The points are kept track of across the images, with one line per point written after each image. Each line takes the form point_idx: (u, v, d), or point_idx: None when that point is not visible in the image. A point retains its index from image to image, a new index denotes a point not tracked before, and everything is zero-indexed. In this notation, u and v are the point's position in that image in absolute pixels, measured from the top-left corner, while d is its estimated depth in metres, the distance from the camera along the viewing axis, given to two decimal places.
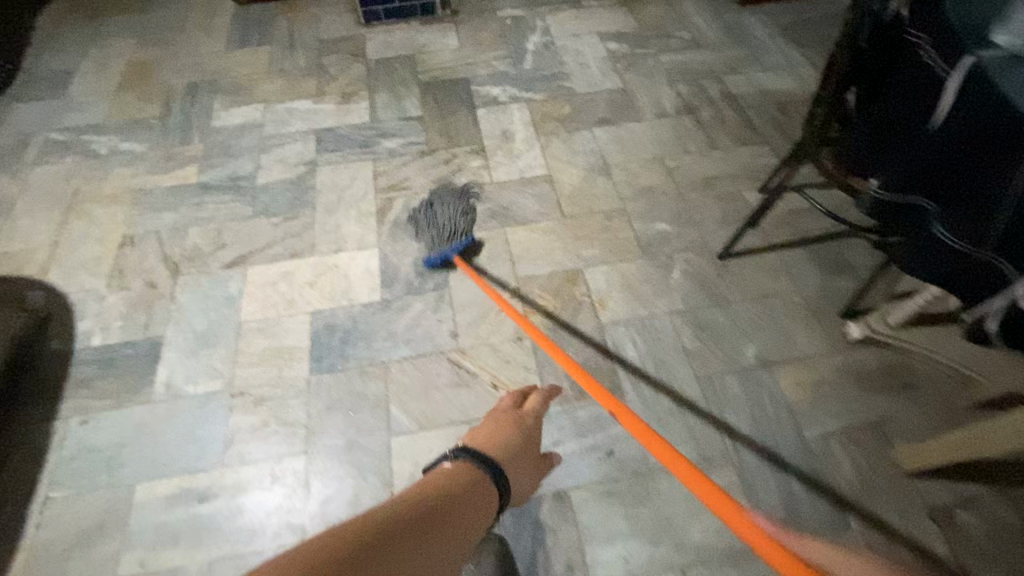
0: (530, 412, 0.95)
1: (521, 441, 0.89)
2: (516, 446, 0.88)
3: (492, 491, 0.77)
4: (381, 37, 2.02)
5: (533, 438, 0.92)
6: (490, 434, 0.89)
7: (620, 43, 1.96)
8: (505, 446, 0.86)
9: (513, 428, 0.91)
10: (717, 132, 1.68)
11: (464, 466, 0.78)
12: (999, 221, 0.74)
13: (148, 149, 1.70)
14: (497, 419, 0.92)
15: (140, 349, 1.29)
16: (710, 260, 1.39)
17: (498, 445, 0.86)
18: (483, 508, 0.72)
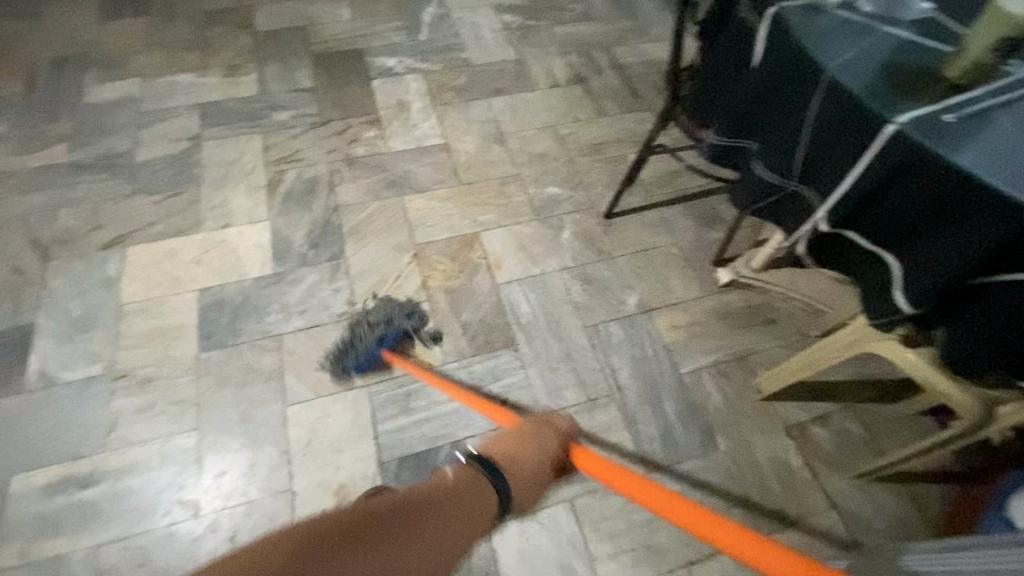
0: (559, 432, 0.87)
1: (533, 461, 0.80)
2: (531, 457, 0.81)
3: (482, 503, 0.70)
4: (270, 8, 1.94)
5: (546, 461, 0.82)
6: (512, 440, 0.82)
7: (515, 15, 2.00)
8: (519, 470, 0.77)
9: (532, 448, 0.82)
10: (605, 100, 1.77)
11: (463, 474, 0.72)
12: (800, 151, 0.82)
13: (9, 129, 1.57)
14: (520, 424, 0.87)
15: (7, 338, 1.21)
16: (597, 220, 1.48)
17: (509, 453, 0.80)
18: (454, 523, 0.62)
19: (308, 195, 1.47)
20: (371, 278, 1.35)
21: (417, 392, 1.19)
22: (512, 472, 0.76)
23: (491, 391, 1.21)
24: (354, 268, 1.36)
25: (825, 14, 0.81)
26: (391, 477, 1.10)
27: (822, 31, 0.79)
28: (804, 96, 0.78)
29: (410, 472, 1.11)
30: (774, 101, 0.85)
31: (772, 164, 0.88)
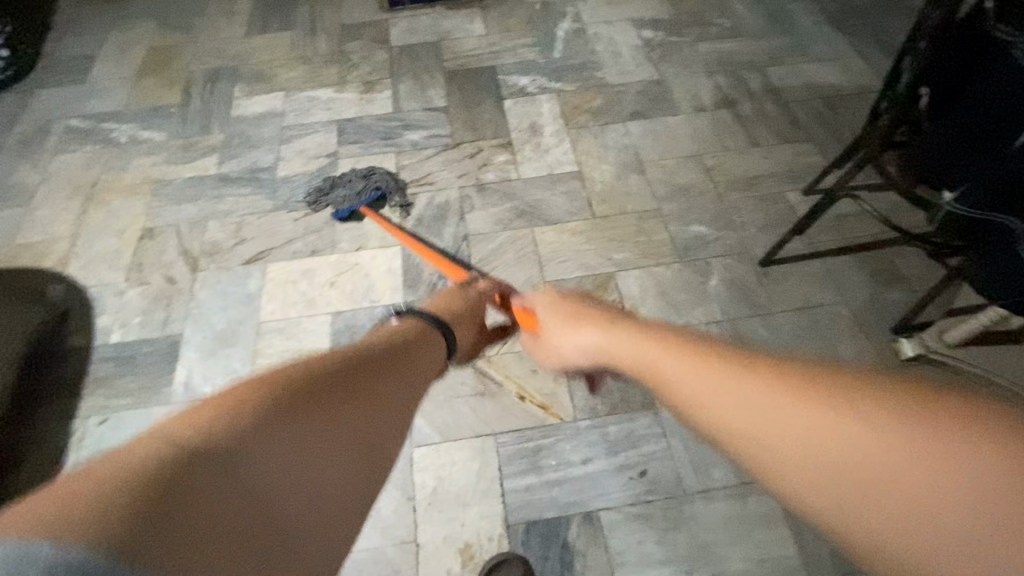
0: (476, 288, 1.03)
1: (466, 308, 0.95)
2: (467, 308, 0.95)
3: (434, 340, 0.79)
4: (405, 23, 1.94)
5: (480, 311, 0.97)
6: (444, 299, 0.95)
7: (655, 31, 1.86)
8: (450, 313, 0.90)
9: (461, 301, 0.96)
10: (758, 127, 1.59)
11: (412, 327, 0.78)
12: None
13: (168, 138, 1.66)
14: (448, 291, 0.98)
15: (158, 347, 1.25)
16: (750, 267, 1.31)
17: (449, 307, 0.93)
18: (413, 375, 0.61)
19: (439, 221, 1.44)
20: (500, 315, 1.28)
21: (547, 449, 1.10)
22: (452, 320, 0.89)
23: (629, 458, 1.08)
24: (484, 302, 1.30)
25: None
26: (519, 544, 1.01)
27: None
28: None
29: (539, 540, 1.01)
30: None
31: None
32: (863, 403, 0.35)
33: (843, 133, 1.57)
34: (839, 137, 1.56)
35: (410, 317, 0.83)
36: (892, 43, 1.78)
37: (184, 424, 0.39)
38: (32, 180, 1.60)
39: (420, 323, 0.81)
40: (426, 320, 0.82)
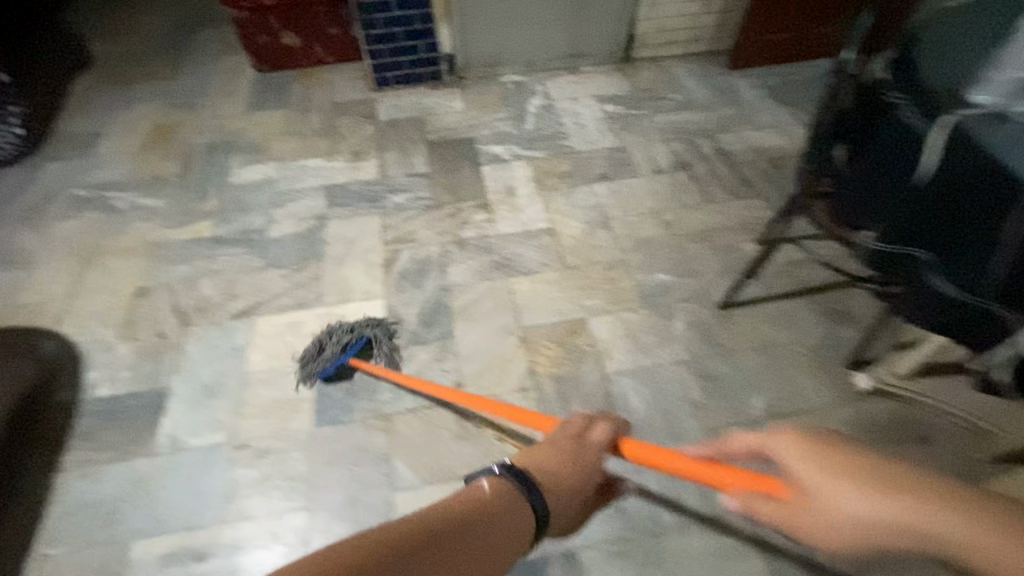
0: (593, 450, 0.80)
1: (572, 475, 0.75)
2: (569, 470, 0.75)
3: (528, 513, 0.67)
4: (391, 100, 2.14)
5: (578, 464, 0.77)
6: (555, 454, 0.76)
7: (616, 105, 2.07)
8: (551, 476, 0.73)
9: (564, 450, 0.78)
10: (711, 186, 1.75)
11: (505, 487, 0.67)
12: (996, 272, 0.77)
13: (166, 204, 1.77)
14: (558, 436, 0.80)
15: (145, 400, 1.29)
16: (710, 310, 1.42)
17: (551, 469, 0.74)
18: (513, 538, 0.63)
19: (421, 274, 1.54)
20: (479, 361, 1.34)
21: None
22: (550, 484, 0.72)
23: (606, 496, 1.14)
24: (463, 348, 1.37)
25: (1009, 121, 0.75)
26: None
27: (1012, 143, 0.73)
28: (1002, 216, 0.74)
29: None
30: (953, 215, 0.79)
31: (958, 276, 0.82)
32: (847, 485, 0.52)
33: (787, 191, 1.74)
34: (783, 194, 1.73)
35: (509, 483, 0.68)
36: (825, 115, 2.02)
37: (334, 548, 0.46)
38: (33, 246, 1.68)
39: (507, 489, 0.67)
40: (527, 486, 0.69)
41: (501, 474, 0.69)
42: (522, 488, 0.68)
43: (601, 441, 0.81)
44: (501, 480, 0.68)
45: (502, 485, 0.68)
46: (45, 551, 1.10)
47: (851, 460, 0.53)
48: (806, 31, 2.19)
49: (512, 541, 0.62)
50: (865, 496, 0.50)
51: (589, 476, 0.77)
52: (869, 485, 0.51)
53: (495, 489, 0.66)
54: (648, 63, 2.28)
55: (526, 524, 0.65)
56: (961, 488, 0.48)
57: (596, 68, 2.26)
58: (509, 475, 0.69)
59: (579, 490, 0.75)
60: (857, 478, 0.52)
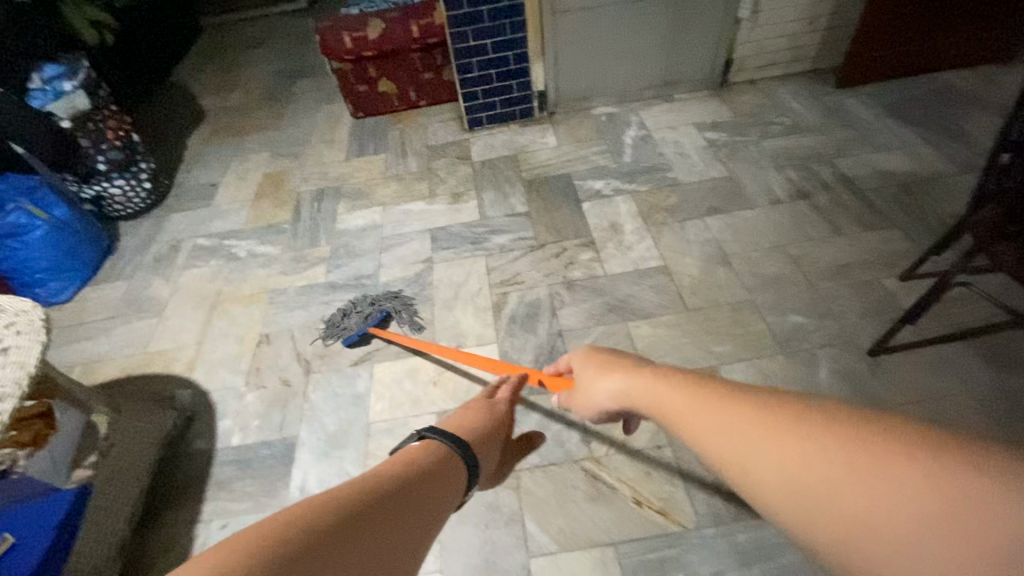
0: (502, 402, 0.93)
1: (489, 426, 0.86)
2: (489, 423, 0.86)
3: (461, 471, 0.75)
4: (484, 140, 2.16)
5: (500, 426, 0.88)
6: (469, 412, 0.88)
7: (717, 133, 1.98)
8: (477, 432, 0.84)
9: (480, 412, 0.88)
10: (837, 216, 1.61)
11: (432, 445, 0.76)
12: None
13: (280, 251, 1.85)
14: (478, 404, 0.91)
15: (275, 449, 1.31)
16: (858, 357, 1.28)
17: (473, 427, 0.84)
18: (446, 487, 0.70)
19: (532, 318, 1.50)
20: None
21: (672, 560, 1.05)
22: (478, 440, 0.82)
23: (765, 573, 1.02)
24: None
25: None
26: None
27: None
28: None
29: None
30: None
31: None
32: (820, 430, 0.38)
33: (928, 219, 1.57)
34: (924, 222, 1.56)
35: (435, 439, 0.77)
36: (960, 132, 1.84)
37: (288, 518, 0.49)
38: (165, 294, 1.80)
39: (441, 446, 0.76)
40: (455, 441, 0.78)
41: (427, 436, 0.78)
42: (456, 449, 0.77)
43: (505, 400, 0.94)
44: (433, 441, 0.77)
45: (434, 444, 0.77)
46: None
47: (779, 413, 0.42)
48: (927, 43, 2.02)
49: (452, 488, 0.71)
50: (920, 483, 0.32)
51: (503, 429, 0.89)
52: (862, 437, 0.35)
53: (430, 448, 0.75)
54: (748, 87, 2.18)
55: (459, 470, 0.75)
56: (937, 434, 0.34)
57: (691, 96, 2.19)
58: (437, 438, 0.77)
59: (498, 442, 0.87)
60: (826, 428, 0.38)
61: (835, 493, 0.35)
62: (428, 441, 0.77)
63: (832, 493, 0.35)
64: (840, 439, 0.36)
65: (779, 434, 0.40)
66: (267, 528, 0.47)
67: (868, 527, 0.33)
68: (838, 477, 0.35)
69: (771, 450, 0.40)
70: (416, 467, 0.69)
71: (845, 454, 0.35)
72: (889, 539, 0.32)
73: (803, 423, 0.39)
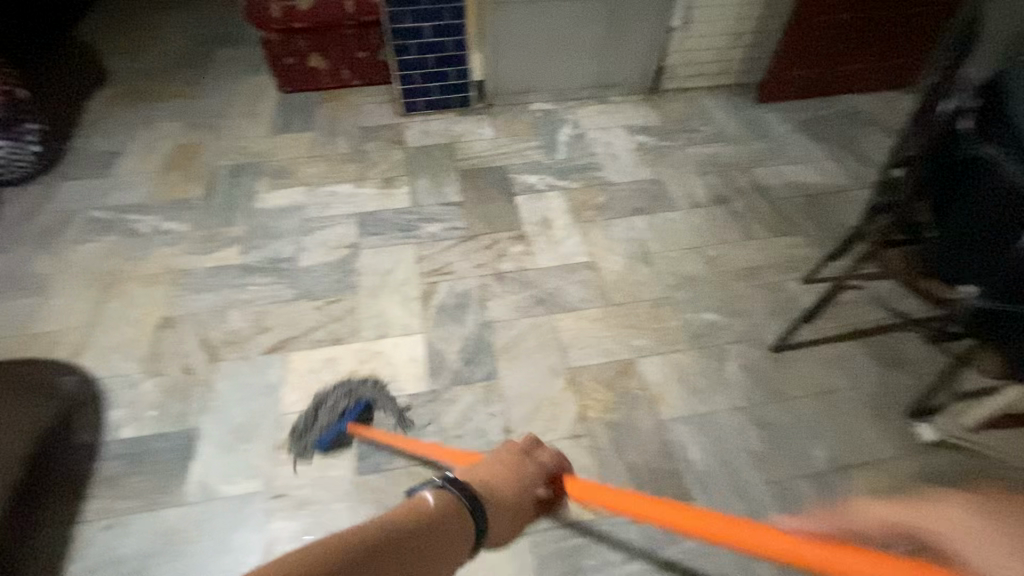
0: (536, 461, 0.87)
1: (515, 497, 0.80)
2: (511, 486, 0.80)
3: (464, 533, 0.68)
4: (419, 126, 2.10)
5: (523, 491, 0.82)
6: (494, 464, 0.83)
7: (647, 136, 2.05)
8: (498, 493, 0.78)
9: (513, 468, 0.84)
10: (751, 222, 1.72)
11: (448, 500, 0.69)
12: None
13: (191, 229, 1.71)
14: (497, 452, 0.86)
15: (173, 442, 1.21)
16: (763, 353, 1.38)
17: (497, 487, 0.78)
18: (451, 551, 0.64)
19: (460, 308, 1.48)
20: (526, 404, 1.28)
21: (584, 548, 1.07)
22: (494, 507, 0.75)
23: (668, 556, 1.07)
24: (508, 390, 1.30)
25: None
26: None
27: None
28: None
29: None
30: None
31: None
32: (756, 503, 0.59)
33: (828, 229, 1.71)
34: (824, 231, 1.71)
35: (454, 493, 0.70)
36: (857, 152, 2.02)
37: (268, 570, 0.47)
38: (49, 271, 1.61)
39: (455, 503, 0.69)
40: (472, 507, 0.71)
41: (444, 485, 0.72)
42: (466, 500, 0.70)
43: (541, 465, 0.87)
44: (446, 491, 0.70)
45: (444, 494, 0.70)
46: None
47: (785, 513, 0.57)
48: (835, 68, 2.20)
49: (449, 553, 0.64)
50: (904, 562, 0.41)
51: (527, 496, 0.82)
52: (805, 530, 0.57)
53: (439, 498, 0.68)
54: (677, 94, 2.27)
55: (461, 536, 0.67)
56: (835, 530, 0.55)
57: (625, 99, 2.25)
58: (457, 488, 0.72)
59: (515, 510, 0.79)
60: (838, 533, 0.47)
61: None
62: (444, 488, 0.71)
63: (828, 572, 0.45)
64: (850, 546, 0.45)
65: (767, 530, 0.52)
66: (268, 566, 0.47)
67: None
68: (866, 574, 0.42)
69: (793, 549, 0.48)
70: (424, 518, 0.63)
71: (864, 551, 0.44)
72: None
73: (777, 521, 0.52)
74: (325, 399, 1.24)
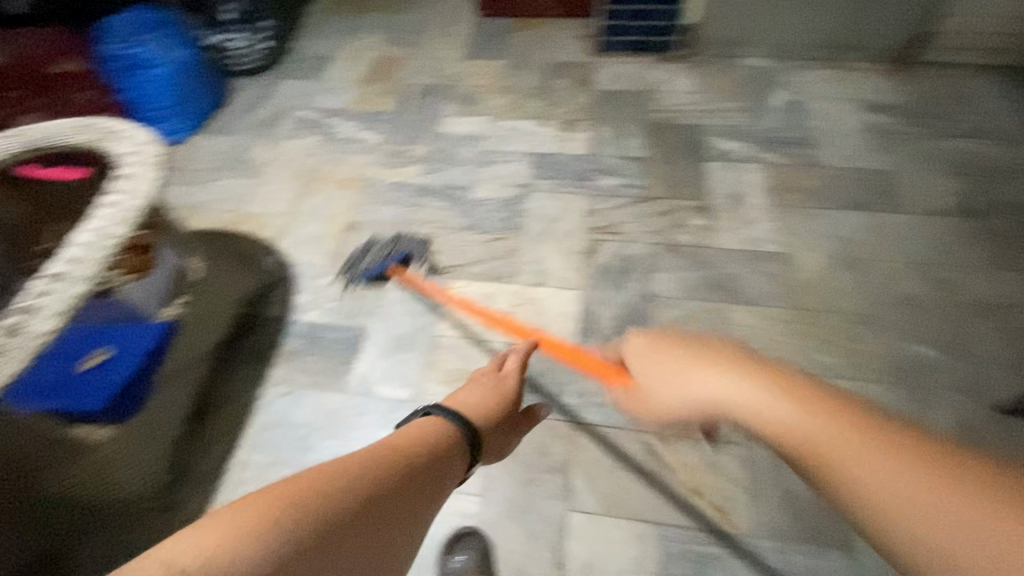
0: (509, 377, 0.99)
1: (504, 406, 0.93)
2: (492, 400, 0.92)
3: (459, 448, 0.78)
4: (611, 68, 1.96)
5: (506, 402, 0.94)
6: (469, 394, 0.93)
7: (884, 116, 1.70)
8: (485, 419, 0.88)
9: (488, 386, 0.96)
10: (1005, 246, 1.37)
11: (435, 424, 0.79)
12: None
13: (381, 141, 1.81)
14: (477, 382, 0.97)
15: (345, 335, 1.34)
16: (985, 412, 1.12)
17: (471, 401, 0.90)
18: (451, 458, 0.75)
19: (624, 273, 1.40)
20: None
21: (714, 559, 1.00)
22: (479, 420, 0.87)
23: None
24: None
25: None
26: None
27: None
28: None
29: None
30: None
31: None
32: (880, 442, 0.54)
33: None
34: None
35: (439, 416, 0.81)
36: None
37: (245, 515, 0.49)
38: (265, 158, 1.82)
39: (439, 424, 0.80)
40: (457, 420, 0.82)
41: (432, 413, 0.82)
42: (450, 424, 0.80)
43: (512, 375, 0.99)
44: (437, 417, 0.81)
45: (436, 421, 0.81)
46: (246, 456, 1.19)
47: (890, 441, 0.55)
48: None
49: (454, 467, 0.75)
50: (971, 500, 0.48)
51: (506, 404, 0.93)
52: (911, 457, 0.52)
53: (433, 426, 0.78)
54: (936, 69, 1.83)
55: (444, 436, 0.78)
56: (960, 475, 0.49)
57: (863, 65, 1.86)
58: (441, 418, 0.81)
59: (504, 422, 0.92)
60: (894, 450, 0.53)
61: (890, 496, 0.52)
62: (433, 418, 0.81)
63: (838, 464, 0.56)
64: (891, 451, 0.54)
65: (798, 408, 0.62)
66: (256, 508, 0.50)
67: (837, 476, 0.56)
68: (880, 475, 0.53)
69: (864, 466, 0.54)
70: (420, 447, 0.72)
71: (915, 474, 0.51)
72: (885, 509, 0.52)
73: (849, 419, 0.58)
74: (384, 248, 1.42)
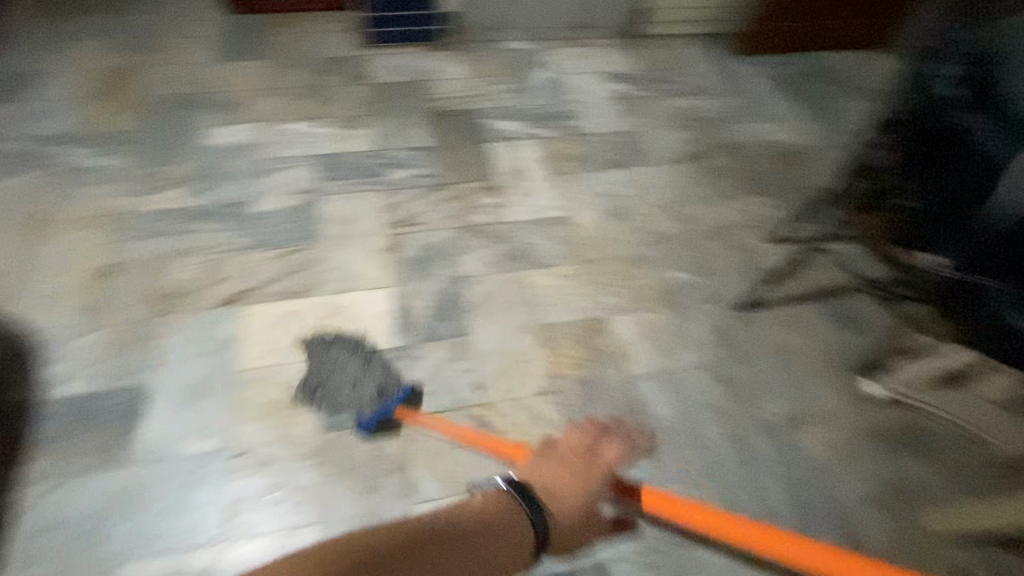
0: (605, 462, 0.85)
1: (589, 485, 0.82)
2: (579, 487, 0.81)
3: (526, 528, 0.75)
4: (384, 60, 1.94)
5: (592, 481, 0.82)
6: (561, 475, 0.82)
7: (625, 84, 1.97)
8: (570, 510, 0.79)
9: (579, 470, 0.83)
10: (723, 180, 1.71)
11: (492, 499, 0.76)
12: None
13: (128, 167, 1.54)
14: (568, 458, 0.85)
15: (122, 399, 1.14)
16: (728, 312, 1.40)
17: (558, 484, 0.81)
18: (506, 532, 0.73)
19: (429, 262, 1.42)
20: (498, 361, 1.27)
21: None
22: (549, 494, 0.79)
23: None
24: (479, 347, 1.28)
25: None
26: None
27: None
28: None
29: None
30: None
31: None
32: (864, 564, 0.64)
33: (796, 189, 1.72)
34: (793, 191, 1.71)
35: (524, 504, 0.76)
36: (830, 110, 2.01)
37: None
38: None
39: (504, 497, 0.76)
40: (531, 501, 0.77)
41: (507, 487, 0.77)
42: (522, 499, 0.76)
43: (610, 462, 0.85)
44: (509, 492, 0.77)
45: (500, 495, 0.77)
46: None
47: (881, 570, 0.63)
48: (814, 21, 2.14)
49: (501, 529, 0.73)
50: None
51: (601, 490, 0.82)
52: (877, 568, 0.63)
53: (493, 497, 0.76)
54: (658, 41, 2.17)
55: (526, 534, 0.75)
56: None
57: (603, 42, 2.13)
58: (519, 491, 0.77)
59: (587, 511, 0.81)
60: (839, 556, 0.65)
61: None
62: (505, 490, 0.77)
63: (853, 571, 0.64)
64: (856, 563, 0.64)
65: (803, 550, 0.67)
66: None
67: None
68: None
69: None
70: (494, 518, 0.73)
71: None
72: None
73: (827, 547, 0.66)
74: (341, 370, 1.14)
